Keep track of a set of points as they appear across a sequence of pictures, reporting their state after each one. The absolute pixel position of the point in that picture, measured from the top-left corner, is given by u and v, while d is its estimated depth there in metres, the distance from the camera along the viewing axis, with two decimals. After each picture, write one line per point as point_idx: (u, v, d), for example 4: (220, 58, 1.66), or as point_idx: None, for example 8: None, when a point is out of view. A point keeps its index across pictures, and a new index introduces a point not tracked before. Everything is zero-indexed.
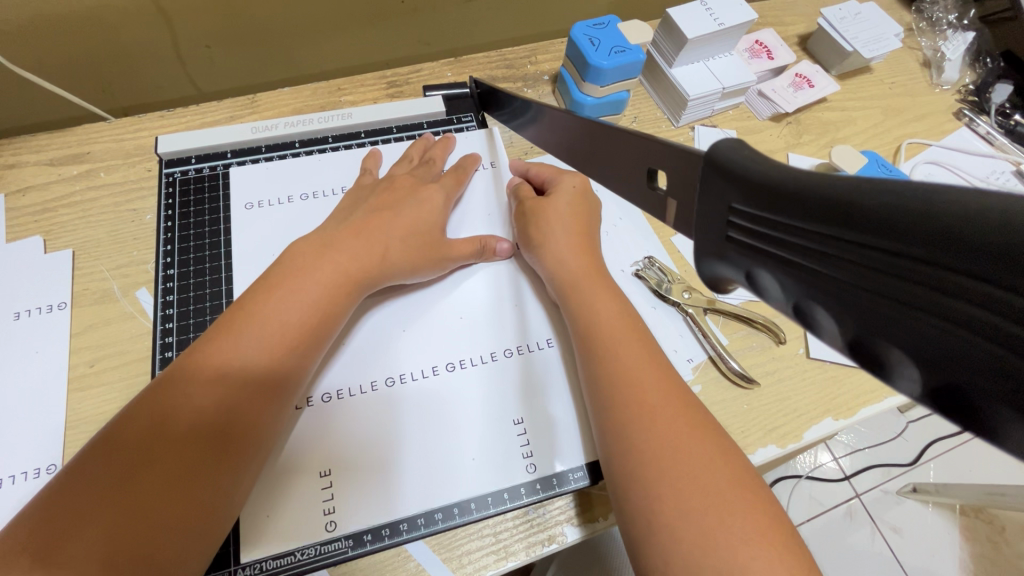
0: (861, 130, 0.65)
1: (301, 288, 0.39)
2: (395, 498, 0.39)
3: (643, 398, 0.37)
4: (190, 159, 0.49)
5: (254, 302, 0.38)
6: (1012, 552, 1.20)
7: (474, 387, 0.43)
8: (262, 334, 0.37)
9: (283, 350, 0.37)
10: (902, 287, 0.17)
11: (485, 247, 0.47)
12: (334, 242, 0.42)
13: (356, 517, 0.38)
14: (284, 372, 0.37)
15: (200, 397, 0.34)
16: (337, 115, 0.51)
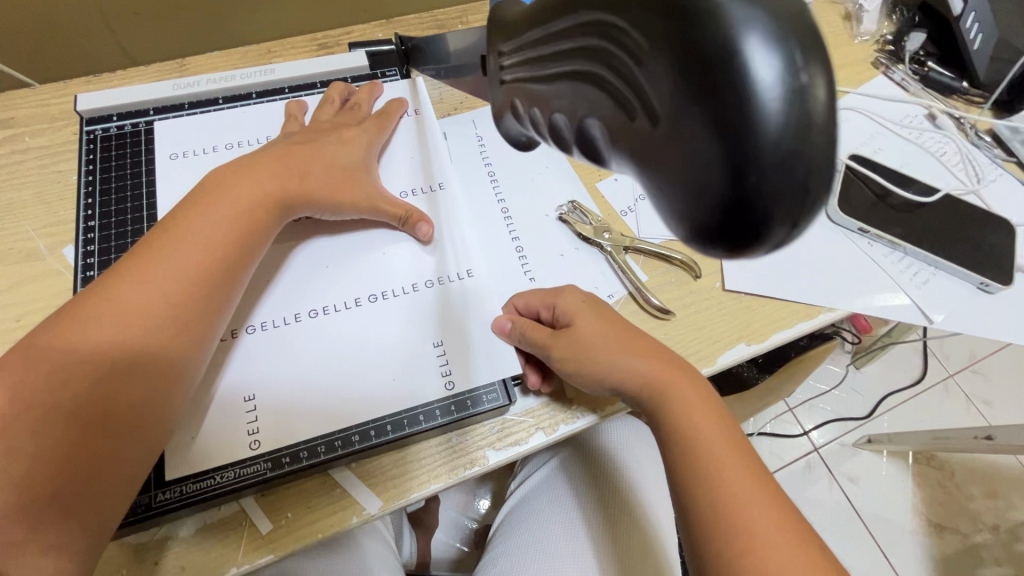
0: None
1: (199, 240, 0.38)
2: (320, 419, 0.40)
3: (689, 435, 0.37)
4: (111, 116, 0.49)
5: (149, 255, 0.37)
6: (962, 495, 1.26)
7: (396, 315, 0.44)
8: (155, 290, 0.36)
9: (178, 305, 0.37)
10: (617, 60, 0.17)
11: (409, 218, 0.47)
12: (247, 173, 0.42)
13: (279, 437, 0.39)
14: (212, 288, 0.38)
15: (92, 352, 0.33)
16: (260, 71, 0.52)
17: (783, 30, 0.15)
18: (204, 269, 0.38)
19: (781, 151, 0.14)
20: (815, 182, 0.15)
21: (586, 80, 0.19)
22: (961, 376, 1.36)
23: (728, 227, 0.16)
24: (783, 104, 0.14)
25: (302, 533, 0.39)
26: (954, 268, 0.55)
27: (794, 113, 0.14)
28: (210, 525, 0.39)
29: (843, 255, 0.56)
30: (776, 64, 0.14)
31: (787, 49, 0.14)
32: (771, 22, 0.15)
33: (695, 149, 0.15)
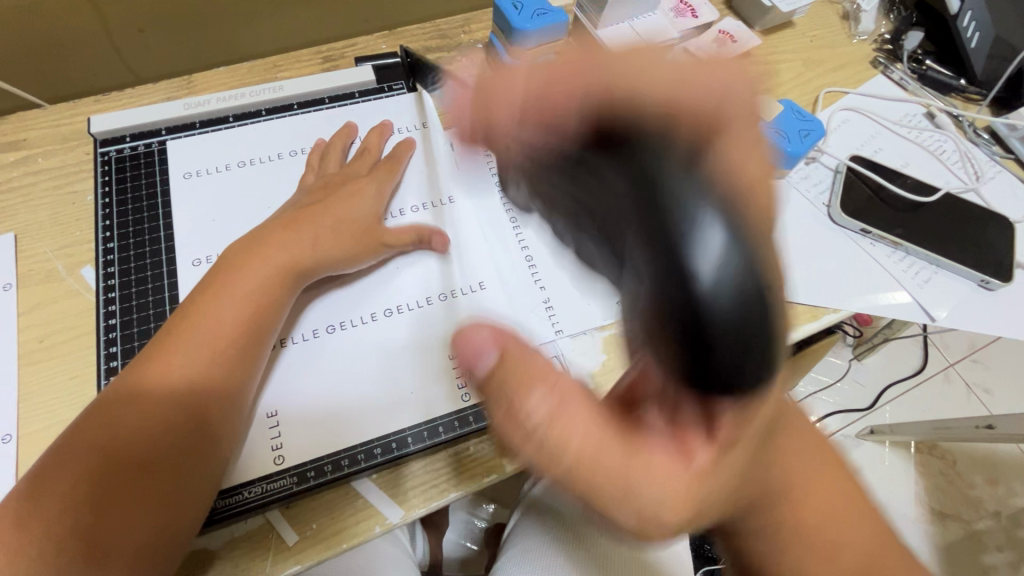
0: (783, 82, 0.67)
1: (234, 296, 0.41)
2: (342, 432, 0.42)
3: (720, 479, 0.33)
4: (125, 138, 0.50)
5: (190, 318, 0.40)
6: (964, 482, 1.28)
7: (411, 329, 0.46)
8: (199, 350, 0.39)
9: (219, 360, 0.39)
10: (610, 230, 0.27)
11: (422, 235, 0.49)
12: (272, 230, 0.44)
13: (303, 451, 0.41)
14: (248, 339, 0.40)
15: (148, 412, 0.37)
16: (268, 88, 0.52)
17: (731, 241, 0.23)
18: (242, 323, 0.40)
19: (730, 327, 0.23)
20: (760, 350, 0.23)
21: (584, 227, 0.30)
22: (961, 365, 1.38)
23: (705, 380, 0.24)
24: (727, 294, 0.23)
25: (326, 544, 0.40)
26: (955, 267, 0.56)
27: (735, 302, 0.23)
28: (237, 537, 0.40)
29: (845, 256, 0.57)
30: (721, 271, 0.23)
31: (739, 256, 0.23)
32: (722, 238, 0.23)
33: (672, 319, 0.24)
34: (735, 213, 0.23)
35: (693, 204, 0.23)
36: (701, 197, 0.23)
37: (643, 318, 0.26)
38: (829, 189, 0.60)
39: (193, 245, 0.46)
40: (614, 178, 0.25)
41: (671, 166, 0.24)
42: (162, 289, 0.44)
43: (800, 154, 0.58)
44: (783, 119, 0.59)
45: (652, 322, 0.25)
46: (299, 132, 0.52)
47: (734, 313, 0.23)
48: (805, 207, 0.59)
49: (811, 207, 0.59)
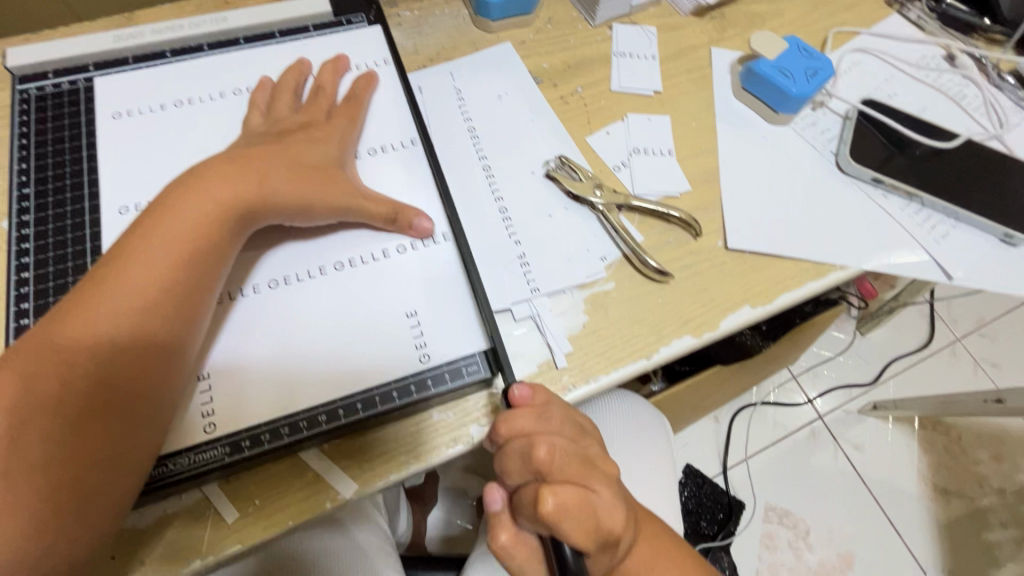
0: (789, 22, 0.61)
1: (168, 242, 0.35)
2: (283, 399, 0.37)
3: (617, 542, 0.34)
4: (47, 74, 0.44)
5: (116, 265, 0.34)
6: (968, 459, 1.24)
7: (366, 284, 0.40)
8: (125, 303, 0.33)
9: (150, 316, 0.34)
10: None
11: (399, 216, 0.41)
12: (208, 171, 0.38)
13: (238, 418, 0.36)
14: (184, 292, 0.35)
15: (64, 371, 0.31)
16: (211, 20, 0.47)
17: None
18: (178, 275, 0.35)
19: None
20: None
21: None
22: (968, 339, 1.33)
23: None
24: None
25: (268, 522, 0.36)
26: (976, 219, 0.51)
27: None
28: (171, 515, 0.36)
29: (855, 209, 0.52)
30: None
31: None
32: None
33: None
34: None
35: None
36: None
37: None
38: (838, 137, 0.55)
39: (118, 191, 0.41)
40: None
41: None
42: (85, 241, 0.39)
43: (806, 95, 0.52)
44: (787, 58, 0.53)
45: None
46: (245, 69, 0.47)
47: None
48: (812, 156, 0.54)
49: (818, 155, 0.54)
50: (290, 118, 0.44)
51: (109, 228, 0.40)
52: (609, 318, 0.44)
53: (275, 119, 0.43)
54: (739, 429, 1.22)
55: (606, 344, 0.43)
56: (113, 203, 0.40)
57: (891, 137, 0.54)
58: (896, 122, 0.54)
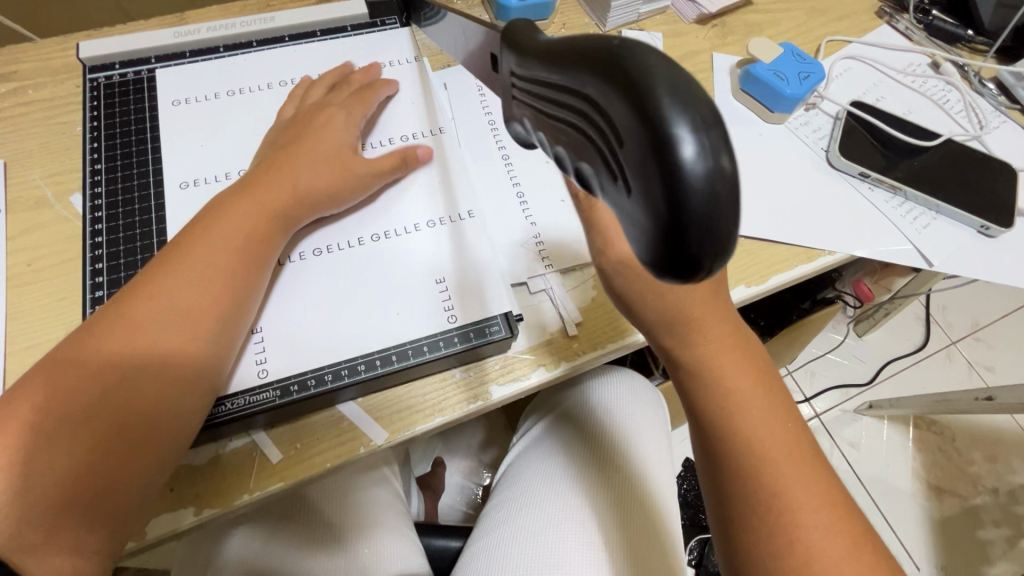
0: (785, 30, 0.66)
1: (224, 238, 0.40)
2: (327, 351, 0.41)
3: (738, 418, 0.34)
4: (114, 65, 0.49)
5: (178, 253, 0.39)
6: (962, 459, 1.27)
7: (400, 254, 0.45)
8: (183, 287, 0.38)
9: (194, 311, 0.38)
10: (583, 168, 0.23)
11: (406, 158, 0.47)
12: (254, 181, 0.43)
13: (285, 365, 0.41)
14: (225, 291, 0.39)
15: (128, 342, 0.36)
16: (260, 19, 0.52)
17: (707, 120, 0.17)
18: (230, 268, 0.39)
19: (704, 210, 0.16)
20: (726, 238, 0.17)
21: (571, 128, 0.21)
22: (963, 343, 1.36)
23: (682, 270, 0.18)
24: (699, 180, 0.16)
25: (309, 463, 0.40)
26: (954, 212, 0.55)
27: (710, 183, 0.16)
28: (222, 456, 0.40)
29: (841, 201, 0.56)
30: (698, 155, 0.16)
31: (708, 137, 0.16)
32: (698, 115, 0.16)
33: (667, 207, 0.17)
34: (689, 81, 0.17)
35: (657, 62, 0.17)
36: (672, 82, 0.17)
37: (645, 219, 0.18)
38: (828, 136, 0.59)
39: (179, 169, 0.46)
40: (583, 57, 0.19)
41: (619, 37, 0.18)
42: (152, 212, 0.44)
43: (800, 97, 0.57)
44: (782, 62, 0.58)
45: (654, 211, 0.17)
46: (291, 64, 0.52)
47: (701, 183, 0.16)
48: (805, 153, 0.58)
49: (810, 151, 0.59)
50: (325, 107, 0.48)
51: (172, 201, 0.44)
52: None
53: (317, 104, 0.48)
54: None
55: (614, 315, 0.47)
56: (174, 179, 0.45)
57: (876, 135, 0.59)
58: (883, 124, 0.59)
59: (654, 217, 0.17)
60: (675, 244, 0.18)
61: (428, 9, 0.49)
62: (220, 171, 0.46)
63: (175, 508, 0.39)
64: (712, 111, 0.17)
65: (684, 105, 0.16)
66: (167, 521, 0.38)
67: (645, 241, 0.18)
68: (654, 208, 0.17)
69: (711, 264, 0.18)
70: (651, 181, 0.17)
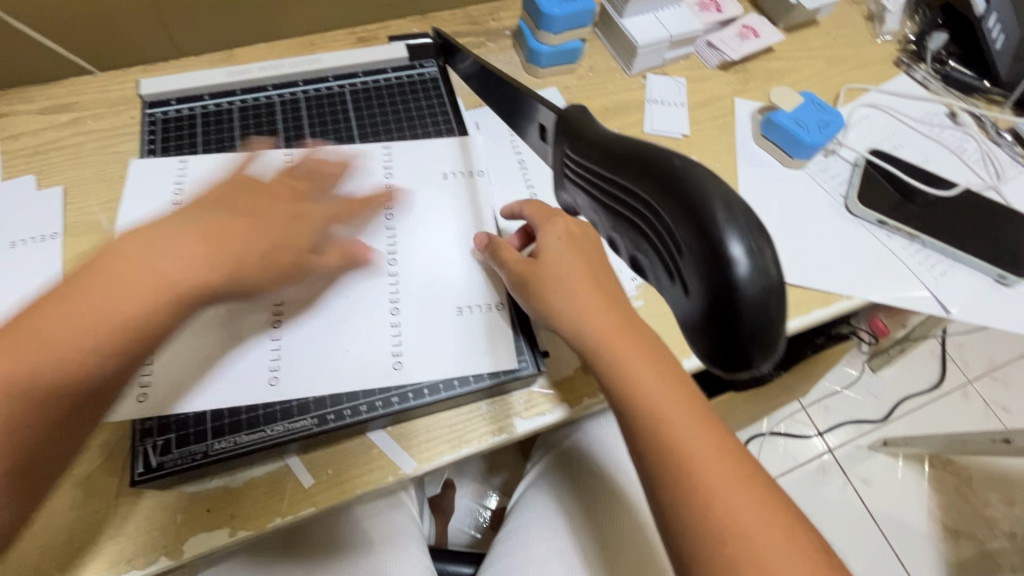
0: (804, 77, 0.68)
1: (142, 272, 0.30)
2: (344, 369, 0.43)
3: (669, 431, 0.34)
4: (170, 101, 0.53)
5: (109, 274, 0.30)
6: (979, 501, 1.25)
7: (434, 295, 0.47)
8: (80, 313, 0.29)
9: (104, 362, 0.29)
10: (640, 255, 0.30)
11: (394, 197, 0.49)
12: (185, 211, 0.34)
13: (312, 385, 0.42)
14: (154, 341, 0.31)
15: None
16: (306, 61, 0.55)
17: (757, 242, 0.25)
18: (148, 317, 0.30)
19: (756, 307, 0.24)
20: (769, 326, 0.25)
21: (655, 225, 0.27)
22: (979, 382, 1.35)
23: (735, 347, 0.25)
24: (751, 285, 0.24)
25: (339, 490, 0.42)
26: (972, 260, 0.57)
27: (758, 288, 0.24)
28: (256, 479, 0.42)
29: (859, 245, 0.58)
30: (750, 270, 0.24)
31: (758, 255, 0.24)
32: (748, 240, 0.25)
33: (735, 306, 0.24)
34: (743, 211, 0.24)
35: (726, 199, 0.25)
36: (733, 215, 0.24)
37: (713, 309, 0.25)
38: (847, 182, 0.61)
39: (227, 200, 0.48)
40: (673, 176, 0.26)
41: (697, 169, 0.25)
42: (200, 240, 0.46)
43: (819, 144, 0.59)
44: (803, 111, 0.60)
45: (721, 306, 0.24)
46: (335, 104, 0.55)
47: (753, 288, 0.24)
48: (824, 199, 0.60)
49: (829, 197, 0.60)
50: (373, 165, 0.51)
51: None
52: None
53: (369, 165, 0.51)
54: None
55: None
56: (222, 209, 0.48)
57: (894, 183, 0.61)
58: (901, 172, 0.60)
59: (723, 310, 0.25)
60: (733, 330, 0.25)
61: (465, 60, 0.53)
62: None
63: (212, 528, 0.40)
64: (761, 234, 0.25)
65: (744, 238, 0.24)
66: (203, 541, 0.40)
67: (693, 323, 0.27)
68: (724, 302, 0.24)
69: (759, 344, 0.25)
70: (705, 283, 0.25)
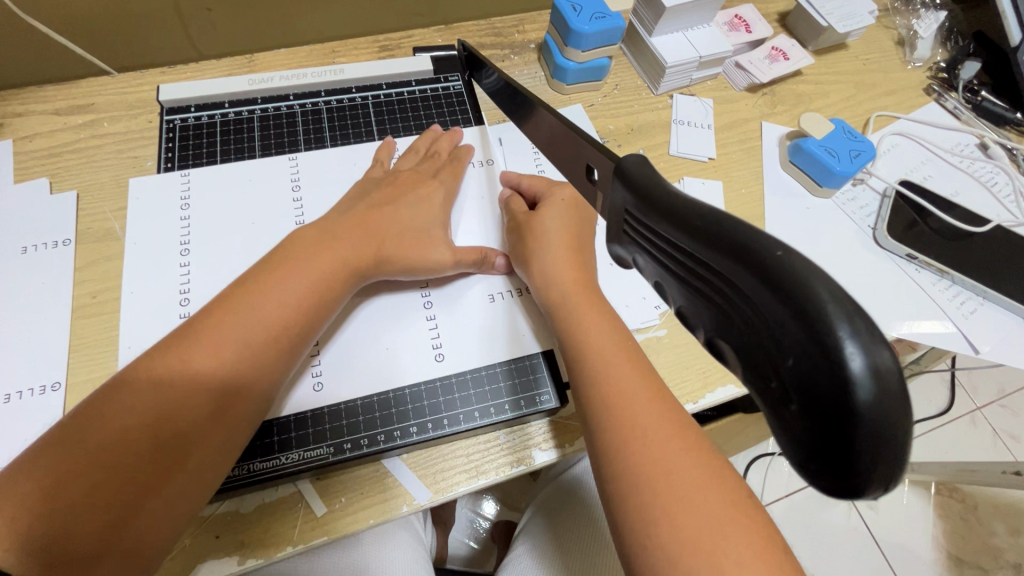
0: (833, 102, 0.67)
1: (299, 286, 0.39)
2: (374, 374, 0.43)
3: (620, 399, 0.36)
4: (190, 108, 0.51)
5: (212, 329, 0.36)
6: (984, 530, 1.24)
7: (458, 324, 0.46)
8: (241, 333, 0.36)
9: (222, 402, 0.35)
10: (719, 329, 0.19)
11: (486, 258, 0.47)
12: (280, 258, 0.40)
13: (342, 390, 0.42)
14: (256, 380, 0.37)
15: (178, 381, 0.34)
16: (330, 71, 0.54)
17: (869, 332, 0.16)
18: (251, 367, 0.36)
19: (871, 427, 0.15)
20: (887, 448, 0.16)
21: (690, 296, 0.20)
22: (988, 409, 1.34)
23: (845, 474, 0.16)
24: (866, 395, 0.15)
25: (353, 519, 0.41)
26: (1003, 299, 0.55)
27: (876, 398, 0.15)
28: (268, 503, 0.41)
29: (886, 278, 0.56)
30: (867, 376, 0.15)
31: (874, 349, 0.15)
32: (862, 328, 0.15)
33: (807, 426, 0.16)
34: (854, 307, 0.16)
35: (818, 274, 0.16)
36: (834, 296, 0.16)
37: (783, 422, 0.17)
38: (876, 214, 0.60)
39: (246, 212, 0.47)
40: (713, 235, 0.18)
41: (747, 224, 0.18)
42: (219, 255, 0.45)
43: (850, 174, 0.58)
44: (834, 138, 0.59)
45: (794, 421, 0.17)
46: (358, 115, 0.54)
47: (869, 403, 0.15)
48: (852, 229, 0.59)
49: (857, 228, 0.59)
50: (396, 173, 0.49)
51: (248, 240, 0.46)
52: (661, 362, 0.49)
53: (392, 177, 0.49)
54: (756, 475, 1.23)
55: None
56: (240, 222, 0.47)
57: (926, 219, 0.59)
58: (932, 205, 0.59)
59: (807, 423, 0.16)
60: (833, 459, 0.16)
61: (487, 74, 0.52)
62: (294, 207, 0.48)
63: (221, 556, 0.39)
64: (863, 315, 0.16)
65: (849, 318, 0.15)
66: (212, 570, 0.38)
67: (783, 441, 0.18)
68: (799, 411, 0.16)
69: (868, 474, 0.16)
70: (797, 383, 0.16)
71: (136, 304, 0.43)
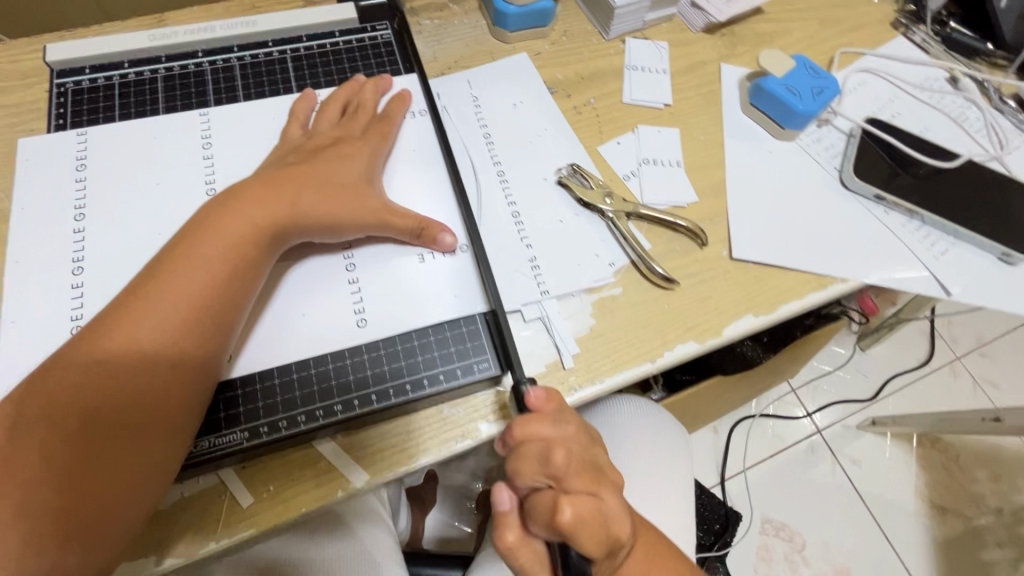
0: (796, 40, 0.63)
1: (213, 253, 0.36)
2: (288, 347, 0.39)
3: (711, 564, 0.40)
4: (84, 69, 0.46)
5: (125, 311, 0.34)
6: (965, 477, 1.24)
7: (387, 290, 0.42)
8: (156, 314, 0.34)
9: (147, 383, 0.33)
10: None
11: (422, 227, 0.43)
12: (197, 234, 0.36)
13: (254, 363, 0.39)
14: (183, 357, 0.34)
15: (97, 369, 0.32)
16: (240, 23, 0.49)
17: None
18: (173, 345, 0.34)
19: None
20: None
21: None
22: (967, 358, 1.34)
23: None
24: None
25: (281, 508, 0.37)
26: (975, 237, 0.53)
27: None
28: (187, 498, 0.37)
29: (854, 222, 0.53)
30: None
31: None
32: None
33: None
34: None
35: None
36: None
37: None
38: (841, 154, 0.57)
39: (148, 180, 0.42)
40: None
41: None
42: (119, 228, 0.40)
43: (812, 113, 0.54)
44: (795, 76, 0.55)
45: None
46: (274, 70, 0.49)
47: None
48: (817, 173, 0.56)
49: (823, 171, 0.56)
50: (325, 136, 0.44)
51: (153, 208, 0.42)
52: (615, 322, 0.45)
53: (313, 133, 0.45)
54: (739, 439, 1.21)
55: (612, 348, 0.44)
56: (141, 191, 0.42)
57: (911, 169, 0.55)
58: (901, 143, 0.56)
59: None
60: None
61: None
62: (204, 168, 0.44)
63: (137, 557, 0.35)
64: None
65: None
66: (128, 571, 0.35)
67: None
68: None
69: None
70: None
71: (26, 277, 0.38)
